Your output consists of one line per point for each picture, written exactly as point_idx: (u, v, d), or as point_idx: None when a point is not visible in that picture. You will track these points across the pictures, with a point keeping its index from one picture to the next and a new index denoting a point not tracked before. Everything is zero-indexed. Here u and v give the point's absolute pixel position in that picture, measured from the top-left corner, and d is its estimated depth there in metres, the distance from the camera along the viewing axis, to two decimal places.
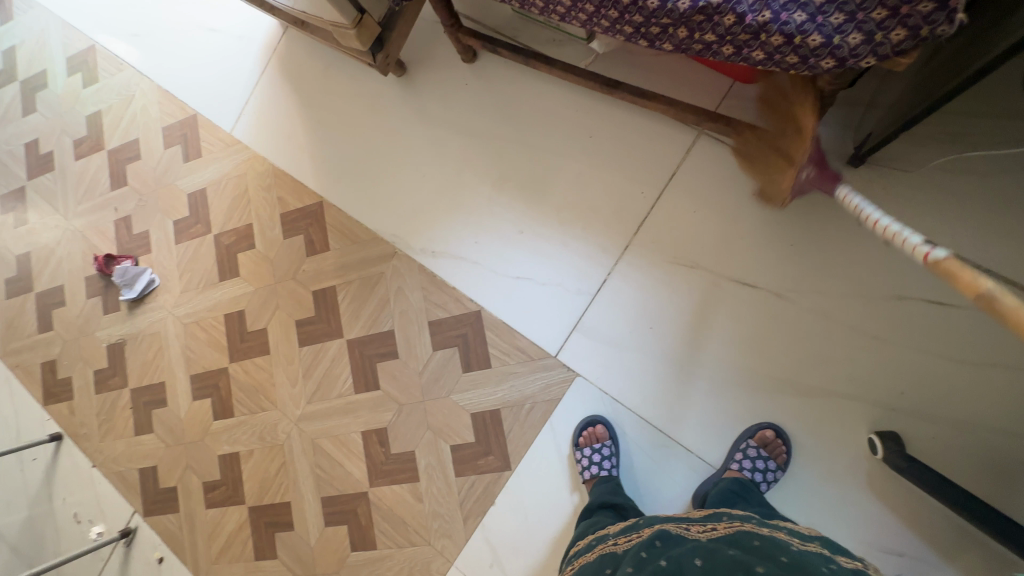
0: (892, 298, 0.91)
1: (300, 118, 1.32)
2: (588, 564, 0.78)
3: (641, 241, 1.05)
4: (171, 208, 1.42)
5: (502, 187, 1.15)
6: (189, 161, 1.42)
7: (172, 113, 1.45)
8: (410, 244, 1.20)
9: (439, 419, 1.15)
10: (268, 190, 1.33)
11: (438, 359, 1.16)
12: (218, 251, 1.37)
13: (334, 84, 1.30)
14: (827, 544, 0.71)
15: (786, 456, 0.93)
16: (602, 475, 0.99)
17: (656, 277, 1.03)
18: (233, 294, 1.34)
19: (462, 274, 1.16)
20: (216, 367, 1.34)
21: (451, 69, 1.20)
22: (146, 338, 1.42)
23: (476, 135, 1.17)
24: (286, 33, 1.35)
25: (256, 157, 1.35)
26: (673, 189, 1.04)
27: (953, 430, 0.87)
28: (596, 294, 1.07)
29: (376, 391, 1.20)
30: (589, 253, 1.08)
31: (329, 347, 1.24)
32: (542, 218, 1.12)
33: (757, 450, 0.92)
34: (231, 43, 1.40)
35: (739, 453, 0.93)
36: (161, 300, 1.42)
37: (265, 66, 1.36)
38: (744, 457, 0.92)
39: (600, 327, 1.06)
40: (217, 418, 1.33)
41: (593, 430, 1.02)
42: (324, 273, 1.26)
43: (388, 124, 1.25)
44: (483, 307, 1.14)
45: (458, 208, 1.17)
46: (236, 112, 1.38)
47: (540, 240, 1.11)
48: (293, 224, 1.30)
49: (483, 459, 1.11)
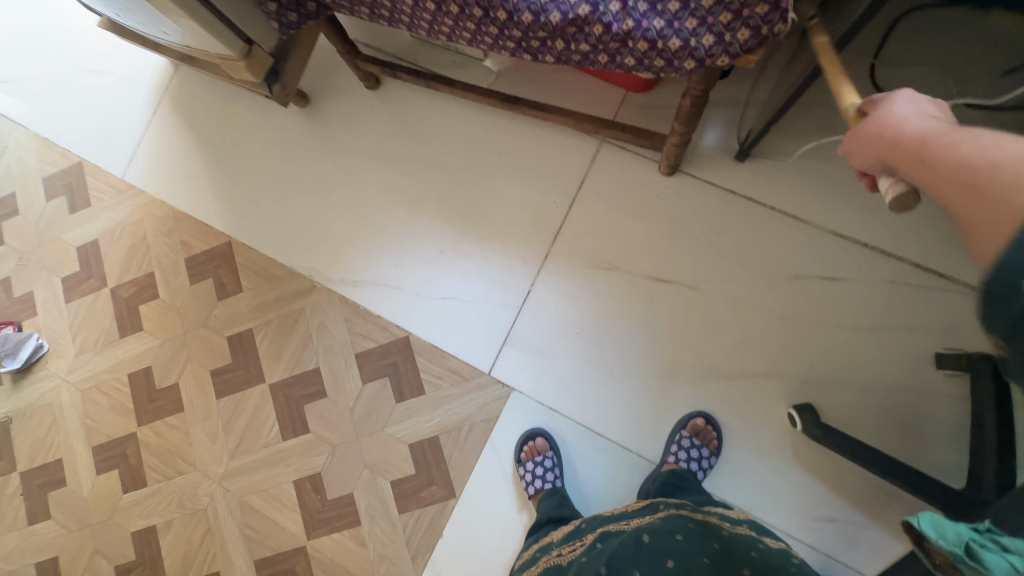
0: (791, 278, 0.98)
1: (199, 157, 1.26)
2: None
3: (560, 249, 1.07)
4: (59, 264, 1.30)
5: (418, 209, 1.14)
6: (77, 212, 1.30)
7: (53, 162, 1.33)
8: (328, 275, 1.16)
9: (376, 455, 1.09)
10: (169, 234, 1.25)
11: (369, 392, 1.11)
12: (116, 305, 1.25)
13: (234, 119, 1.25)
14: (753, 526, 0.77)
15: (716, 442, 0.96)
16: (547, 487, 0.98)
17: (578, 282, 1.05)
18: (137, 350, 1.23)
19: (385, 300, 1.12)
20: (123, 433, 1.21)
21: (356, 96, 1.19)
22: (36, 411, 1.27)
23: (388, 160, 1.16)
24: (178, 70, 1.29)
25: (153, 201, 1.27)
26: (584, 196, 1.07)
27: (859, 394, 0.94)
28: (522, 305, 1.07)
29: (306, 435, 1.12)
30: (511, 265, 1.08)
31: (249, 395, 1.16)
32: (461, 236, 1.11)
33: (690, 439, 0.94)
34: (117, 83, 1.32)
35: (673, 444, 0.95)
36: (51, 367, 1.27)
37: (157, 105, 1.29)
38: (679, 449, 0.93)
39: (531, 339, 1.06)
40: (128, 490, 1.20)
41: (534, 443, 1.01)
42: (238, 316, 1.18)
43: (295, 155, 1.21)
44: (412, 331, 1.11)
45: (376, 235, 1.15)
46: (128, 156, 1.30)
47: (462, 258, 1.11)
48: (200, 268, 1.22)
49: (426, 490, 1.06)
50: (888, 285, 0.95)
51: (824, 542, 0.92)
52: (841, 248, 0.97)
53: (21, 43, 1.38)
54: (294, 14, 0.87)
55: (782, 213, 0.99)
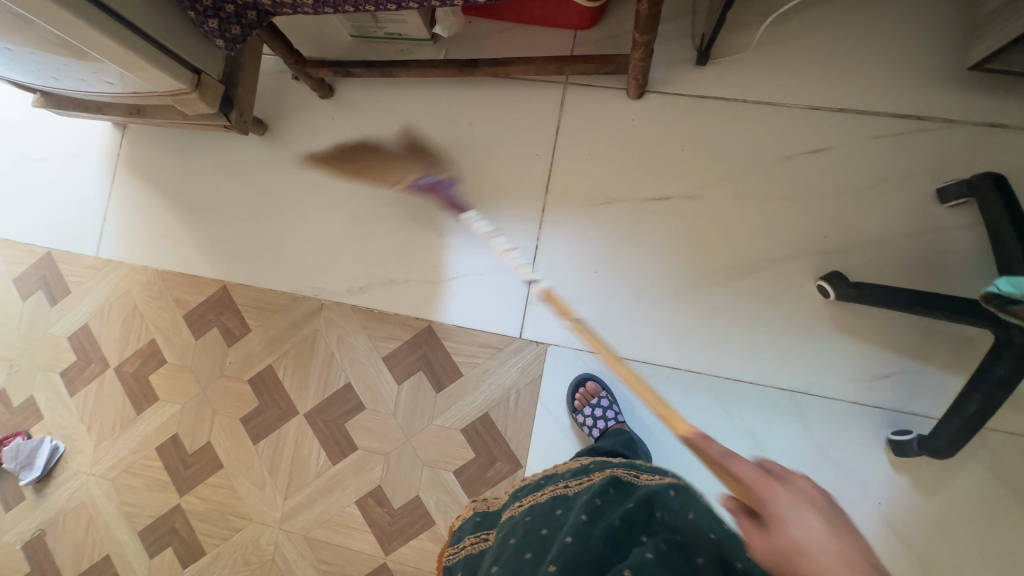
0: (781, 162, 1.00)
1: (171, 211, 1.22)
2: (533, 503, 0.69)
3: (555, 197, 1.07)
4: (53, 360, 1.24)
5: (406, 200, 1.13)
6: (58, 302, 1.25)
7: (19, 260, 1.28)
8: (334, 289, 1.13)
9: (431, 451, 1.07)
10: (160, 297, 1.21)
11: (407, 391, 1.09)
12: (124, 383, 1.21)
13: (196, 166, 1.22)
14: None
15: None
16: (611, 426, 0.98)
17: (582, 223, 1.06)
18: (159, 421, 1.18)
19: (398, 297, 1.11)
20: (167, 508, 1.16)
21: (314, 109, 1.18)
22: (69, 514, 1.20)
23: (362, 161, 1.15)
24: (126, 134, 1.26)
25: (135, 269, 1.23)
26: (564, 142, 1.07)
27: (877, 249, 0.96)
28: (535, 261, 1.07)
29: (355, 453, 1.09)
30: (513, 227, 1.08)
31: (287, 430, 1.12)
32: (456, 213, 1.11)
33: None
34: (66, 163, 1.28)
35: None
36: (73, 465, 1.21)
37: (114, 174, 1.26)
38: None
39: (552, 291, 1.05)
40: (187, 565, 1.14)
41: (586, 388, 1.02)
42: (254, 357, 1.15)
43: (268, 183, 1.19)
44: (433, 319, 1.09)
45: (371, 237, 1.13)
46: (97, 232, 1.25)
47: (462, 234, 1.10)
48: (201, 320, 1.18)
49: (492, 469, 1.04)
50: (873, 142, 0.97)
51: (886, 398, 0.94)
52: (820, 120, 0.99)
53: None
54: (236, 27, 0.86)
55: (755, 103, 1.01)
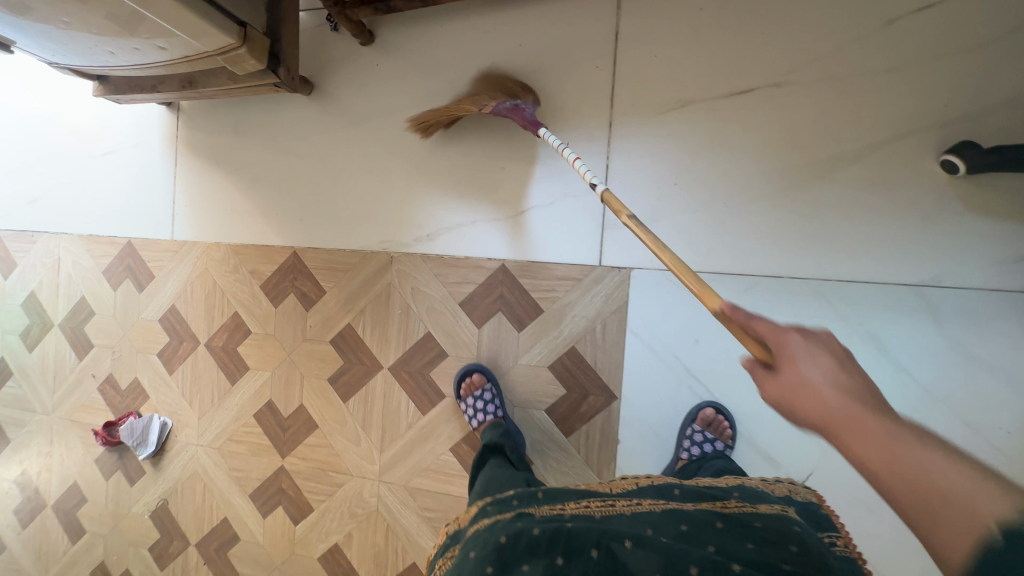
0: (886, 27, 0.87)
1: (233, 186, 1.23)
2: (489, 526, 0.63)
3: (622, 109, 0.98)
4: (149, 343, 1.31)
5: (461, 138, 1.07)
6: (144, 288, 1.31)
7: (104, 253, 1.34)
8: (402, 240, 1.11)
9: (519, 391, 1.04)
10: (236, 270, 1.23)
11: (489, 333, 1.06)
12: (216, 357, 1.25)
13: (249, 136, 1.21)
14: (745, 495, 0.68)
15: (730, 432, 0.92)
16: (487, 419, 1.01)
17: (655, 133, 0.97)
18: (253, 389, 1.22)
19: (467, 239, 1.07)
20: (272, 471, 1.21)
21: (355, 57, 1.13)
22: (185, 483, 1.28)
23: (412, 104, 1.10)
24: (179, 115, 1.27)
25: (208, 247, 1.25)
26: (625, 46, 0.98)
27: (1013, 110, 0.82)
28: (607, 182, 0.99)
29: (444, 401, 1.09)
30: (579, 148, 1.00)
31: (374, 385, 1.13)
32: (516, 142, 1.04)
33: (702, 433, 0.91)
34: (129, 154, 1.31)
35: (687, 440, 0.92)
36: (181, 438, 1.28)
37: (175, 157, 1.28)
38: (691, 444, 0.91)
39: (629, 213, 0.98)
40: (297, 521, 1.19)
41: (471, 380, 1.04)
42: (332, 317, 1.16)
43: (321, 143, 1.17)
44: (505, 259, 1.05)
45: (430, 183, 1.09)
46: (169, 215, 1.29)
47: (524, 166, 1.04)
48: (277, 288, 1.20)
49: (585, 404, 1.01)
50: None
51: None
52: None
53: (29, 160, 1.39)
54: None
55: None
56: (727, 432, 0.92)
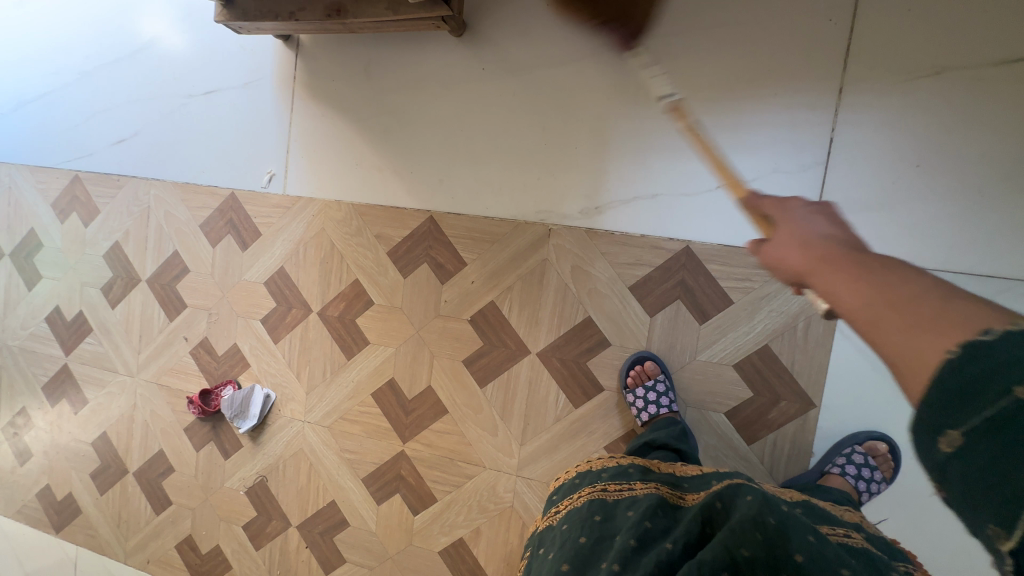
0: None
1: (361, 137, 1.09)
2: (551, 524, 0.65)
3: (857, 74, 0.84)
4: (252, 307, 1.19)
5: (649, 96, 0.93)
6: (249, 246, 1.18)
7: (203, 204, 1.21)
8: (564, 211, 0.98)
9: (695, 390, 0.93)
10: (359, 233, 1.10)
11: (663, 323, 0.94)
12: (330, 328, 1.13)
13: (384, 80, 1.07)
14: (809, 512, 0.64)
15: (890, 469, 0.84)
16: (662, 414, 0.90)
17: (897, 104, 0.83)
18: (373, 366, 1.11)
19: (645, 214, 0.94)
20: (390, 456, 1.11)
21: None
22: (288, 461, 1.18)
23: (587, 54, 0.95)
24: (298, 52, 1.12)
25: (326, 205, 1.12)
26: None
27: None
28: (828, 158, 0.86)
29: (601, 395, 0.98)
30: (796, 116, 0.86)
31: (518, 372, 1.02)
32: (716, 105, 0.90)
33: (864, 458, 0.83)
34: (237, 94, 1.17)
35: (841, 457, 0.84)
36: (286, 413, 1.18)
37: (290, 99, 1.13)
38: (849, 462, 0.82)
39: (852, 195, 0.85)
40: (417, 512, 1.09)
41: (643, 367, 0.93)
42: (473, 293, 1.04)
43: (470, 93, 1.02)
44: (691, 239, 0.92)
45: (605, 147, 0.95)
46: (280, 167, 1.15)
47: (725, 133, 0.90)
48: (408, 257, 1.07)
49: (775, 410, 0.89)
50: None
51: None
52: None
53: (122, 96, 1.26)
54: None
55: None
56: (888, 469, 0.84)
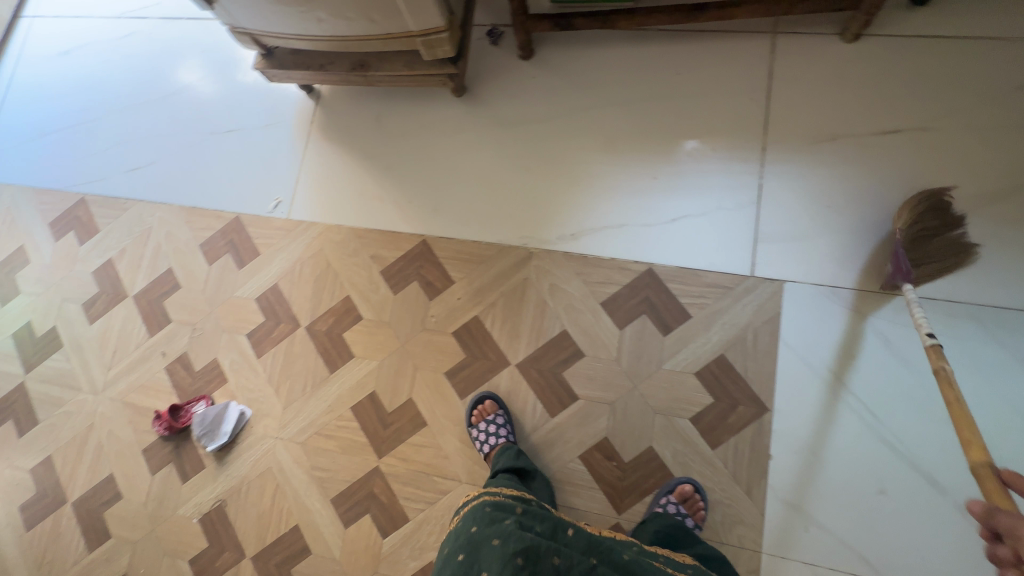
0: (1017, 91, 1.01)
1: (366, 171, 1.24)
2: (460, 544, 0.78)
3: (777, 137, 1.07)
4: (239, 322, 1.22)
5: (615, 148, 1.13)
6: (245, 265, 1.25)
7: (207, 226, 1.29)
8: (544, 237, 1.12)
9: (662, 397, 1.01)
10: (355, 253, 1.20)
11: (631, 334, 1.04)
12: (316, 342, 1.17)
13: (392, 126, 1.24)
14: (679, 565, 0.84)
15: (703, 511, 0.93)
16: (500, 444, 0.99)
17: (808, 160, 1.05)
18: (355, 379, 1.14)
19: (613, 241, 1.09)
20: (363, 472, 1.09)
21: (513, 67, 1.21)
22: (254, 482, 1.14)
23: (566, 113, 1.17)
24: (319, 102, 1.30)
25: (327, 228, 1.23)
26: (778, 84, 1.09)
27: None
28: (760, 198, 1.05)
29: (576, 403, 1.04)
30: (732, 166, 1.07)
31: (498, 382, 1.07)
32: (669, 156, 1.10)
33: (675, 504, 0.92)
34: (258, 133, 1.32)
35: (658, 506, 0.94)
36: (258, 430, 1.16)
37: (306, 139, 1.29)
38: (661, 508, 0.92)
39: (781, 229, 1.03)
40: (386, 534, 1.06)
41: (483, 406, 1.05)
42: (459, 308, 1.13)
43: (467, 139, 1.20)
44: (653, 262, 1.06)
45: (579, 185, 1.13)
46: (288, 195, 1.27)
47: (677, 178, 1.09)
48: (400, 275, 1.17)
49: (734, 414, 0.98)
50: None
51: None
52: None
53: (147, 132, 1.39)
54: None
55: (978, 39, 1.03)
56: (700, 512, 0.92)
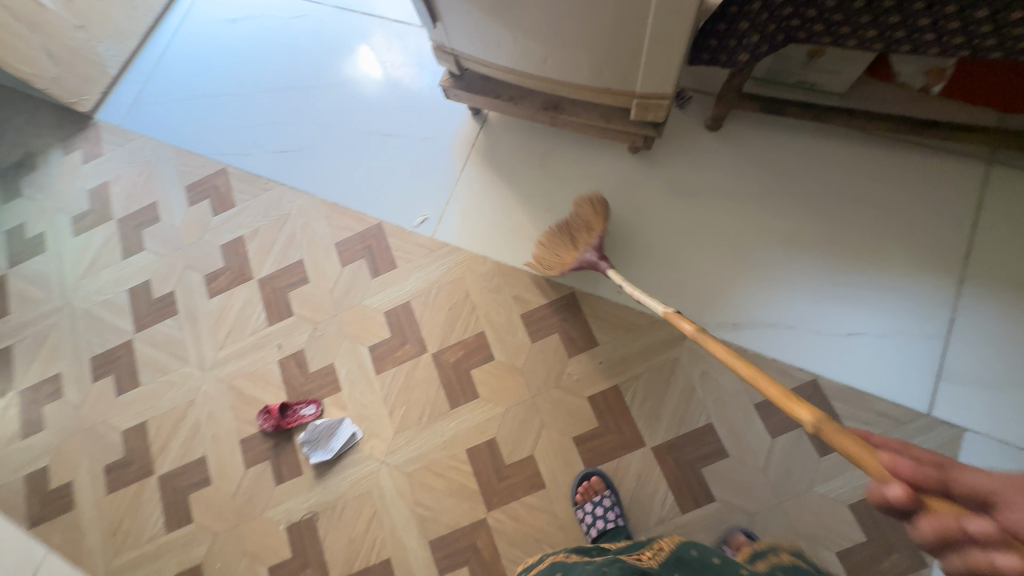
0: None
1: (523, 208, 1.20)
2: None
3: (975, 273, 1.01)
4: (364, 332, 1.19)
5: (796, 244, 1.08)
6: (379, 275, 1.22)
7: (347, 226, 1.27)
8: (704, 320, 1.07)
9: (808, 521, 0.94)
10: (497, 290, 1.16)
11: (784, 446, 0.98)
12: (441, 372, 1.13)
13: (558, 168, 1.21)
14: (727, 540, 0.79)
15: None
16: (608, 529, 0.96)
17: (1009, 304, 0.98)
18: (476, 421, 1.09)
19: (779, 342, 1.03)
20: (469, 521, 1.05)
21: (696, 135, 1.17)
22: (351, 502, 1.10)
23: (746, 195, 1.12)
24: (485, 125, 1.27)
25: (471, 256, 1.19)
26: (986, 217, 1.02)
27: None
28: (949, 333, 0.99)
29: (711, 505, 0.98)
30: (922, 292, 1.01)
31: (629, 462, 1.02)
32: (854, 266, 1.05)
33: None
34: (415, 143, 1.30)
35: None
36: (364, 449, 1.12)
37: (465, 160, 1.26)
38: None
39: (968, 371, 0.97)
40: None
41: (590, 482, 1.01)
42: (599, 373, 1.08)
43: (635, 199, 1.16)
44: (819, 374, 1.01)
45: (750, 274, 1.08)
46: (436, 213, 1.24)
47: (858, 291, 1.03)
48: (541, 323, 1.12)
49: (888, 560, 0.91)
50: None
51: None
52: None
53: (301, 116, 1.38)
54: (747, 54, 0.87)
55: None
56: None
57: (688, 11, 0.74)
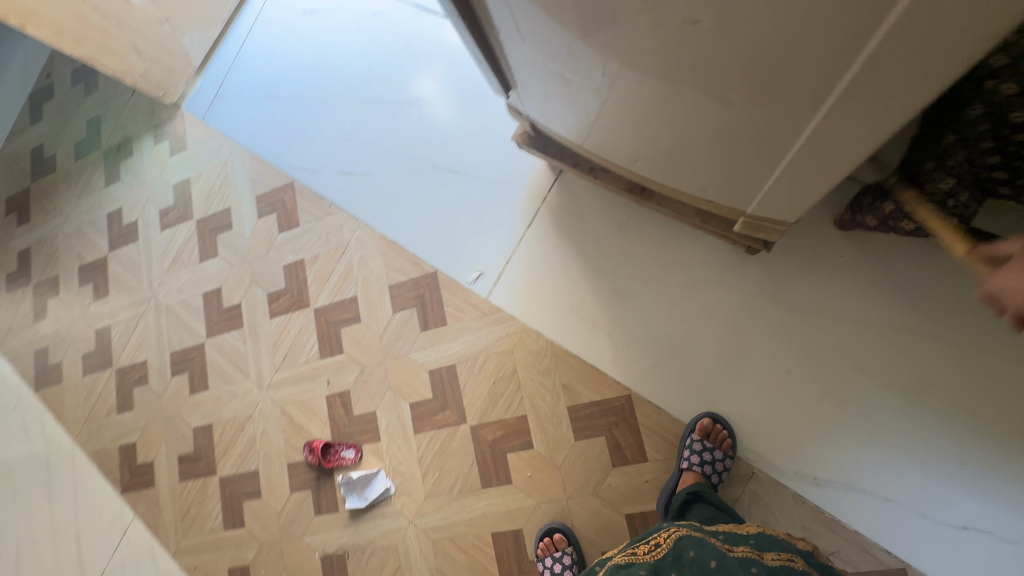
0: None
1: (589, 285, 1.06)
2: None
3: None
4: (407, 387, 1.17)
5: (919, 398, 0.86)
6: (429, 329, 1.17)
7: (402, 268, 1.21)
8: (779, 464, 0.92)
9: None
10: (547, 373, 1.07)
11: None
12: (477, 447, 1.09)
13: (637, 244, 1.04)
14: (760, 541, 0.70)
15: None
16: None
17: None
18: (504, 506, 1.06)
19: (869, 514, 0.86)
20: None
21: (816, 232, 0.94)
22: (378, 550, 1.14)
23: (867, 322, 0.90)
24: (561, 177, 1.11)
25: (525, 330, 1.09)
26: None
27: None
28: None
29: None
30: None
31: None
32: (994, 445, 0.82)
33: None
34: (482, 186, 1.17)
35: None
36: (395, 504, 1.14)
37: (533, 215, 1.12)
38: None
39: None
40: None
41: (550, 538, 1.00)
42: (643, 492, 0.98)
43: (723, 299, 0.98)
44: (912, 565, 0.84)
45: (850, 424, 0.89)
46: (493, 272, 1.14)
47: (991, 477, 0.82)
48: (588, 422, 1.03)
49: None
50: None
51: None
52: None
53: (368, 136, 1.29)
54: None
55: None
56: None
57: (836, 165, 0.57)
